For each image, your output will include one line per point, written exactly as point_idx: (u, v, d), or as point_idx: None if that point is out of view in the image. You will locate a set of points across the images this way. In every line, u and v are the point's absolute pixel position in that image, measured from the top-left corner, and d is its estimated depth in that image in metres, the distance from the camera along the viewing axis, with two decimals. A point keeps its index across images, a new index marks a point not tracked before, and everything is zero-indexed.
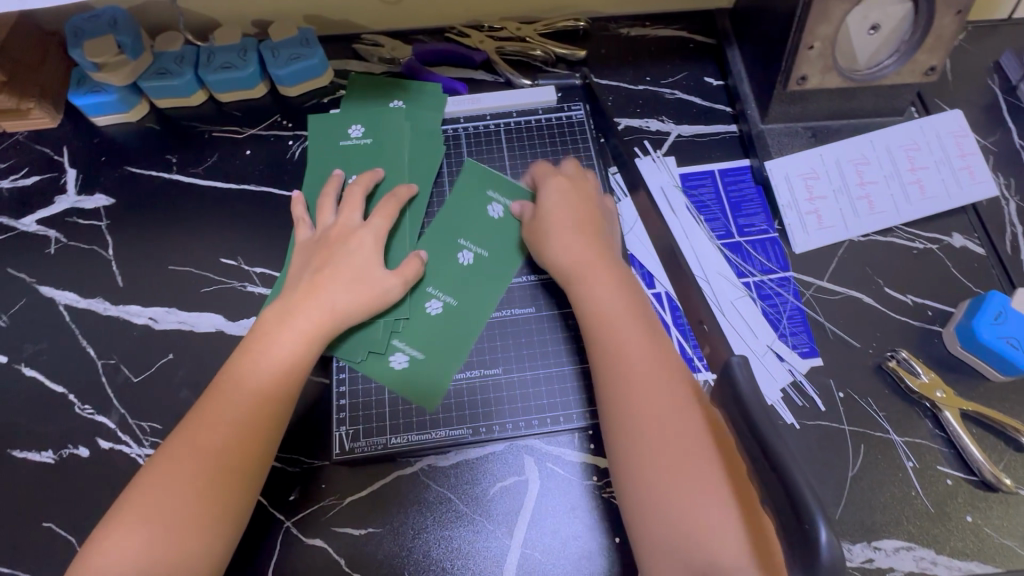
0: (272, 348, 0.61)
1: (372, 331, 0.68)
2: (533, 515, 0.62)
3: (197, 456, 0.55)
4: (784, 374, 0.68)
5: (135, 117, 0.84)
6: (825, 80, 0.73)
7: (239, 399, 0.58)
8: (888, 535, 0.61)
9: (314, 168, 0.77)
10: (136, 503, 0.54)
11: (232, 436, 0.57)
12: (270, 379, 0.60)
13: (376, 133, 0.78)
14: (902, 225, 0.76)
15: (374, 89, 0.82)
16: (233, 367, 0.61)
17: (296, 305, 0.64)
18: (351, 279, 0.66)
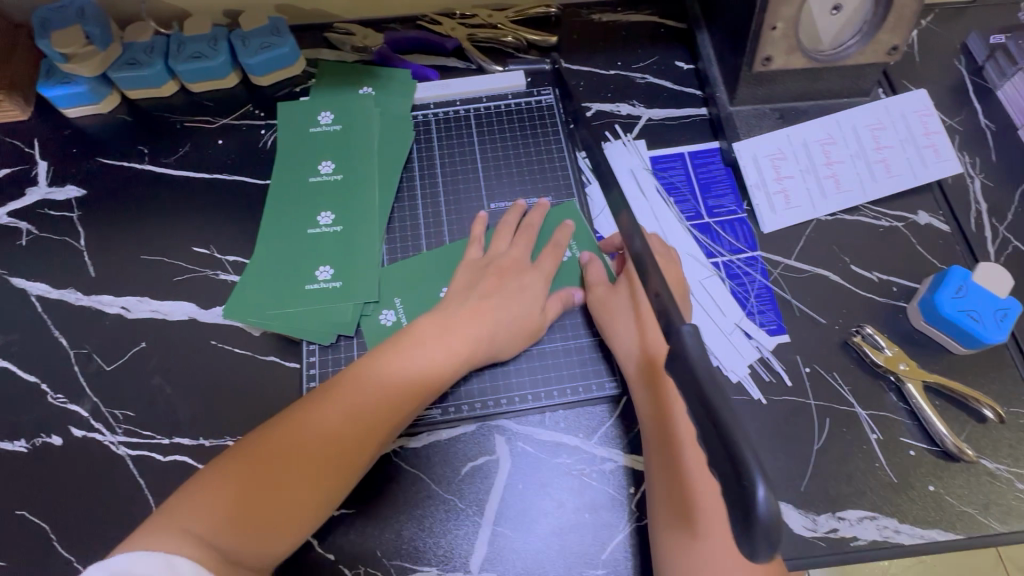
0: (419, 366, 0.61)
1: (337, 312, 0.68)
2: (504, 493, 0.63)
3: (302, 447, 0.55)
4: (751, 351, 0.69)
5: (107, 108, 0.84)
6: (790, 61, 0.74)
7: (374, 406, 0.58)
8: (852, 505, 0.62)
9: (282, 154, 0.77)
10: (233, 472, 0.53)
11: (338, 436, 0.56)
12: (397, 394, 0.59)
13: (344, 120, 0.78)
14: (868, 203, 0.77)
15: (343, 76, 0.82)
16: (391, 372, 0.60)
17: (461, 326, 0.64)
18: (524, 305, 0.66)
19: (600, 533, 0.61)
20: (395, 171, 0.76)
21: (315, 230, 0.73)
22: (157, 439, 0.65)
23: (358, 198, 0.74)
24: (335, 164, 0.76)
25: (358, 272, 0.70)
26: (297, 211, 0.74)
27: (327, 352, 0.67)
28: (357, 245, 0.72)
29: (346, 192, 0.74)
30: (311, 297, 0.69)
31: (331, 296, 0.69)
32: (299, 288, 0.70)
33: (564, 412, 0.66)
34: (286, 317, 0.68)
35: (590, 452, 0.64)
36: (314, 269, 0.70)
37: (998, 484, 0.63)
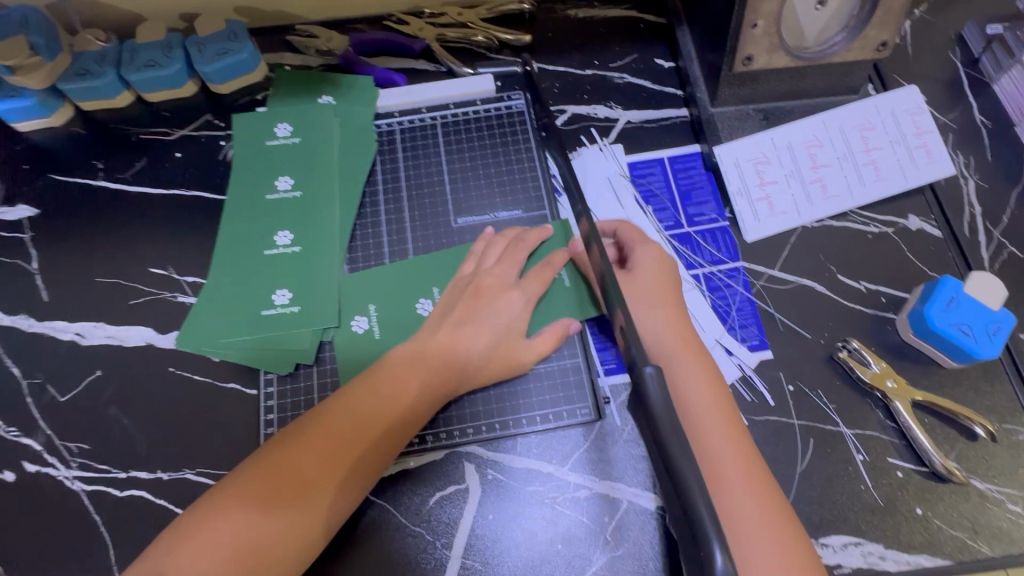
0: (395, 395, 0.57)
1: (293, 339, 0.66)
2: (473, 525, 0.60)
3: (288, 488, 0.51)
4: (732, 368, 0.66)
5: (59, 121, 0.80)
6: (772, 60, 0.70)
7: (353, 443, 0.54)
8: (836, 531, 0.60)
9: (238, 170, 0.74)
10: (219, 524, 0.50)
11: (323, 456, 0.53)
12: (372, 408, 0.56)
13: (302, 130, 0.75)
14: (857, 208, 0.73)
15: (301, 84, 0.79)
16: (358, 405, 0.56)
17: (434, 348, 0.60)
18: (503, 332, 0.62)
19: (573, 564, 0.59)
20: (356, 186, 0.73)
21: (273, 251, 0.70)
22: (113, 473, 0.63)
23: (317, 215, 0.71)
24: (294, 179, 0.73)
25: (318, 295, 0.68)
26: (253, 230, 0.71)
27: (285, 381, 0.65)
28: (316, 267, 0.69)
29: (305, 209, 0.71)
30: (268, 322, 0.67)
31: (288, 321, 0.66)
32: (257, 314, 0.67)
33: (535, 438, 0.63)
34: (242, 344, 0.66)
35: (563, 479, 0.62)
36: (272, 292, 0.68)
37: (988, 506, 0.60)
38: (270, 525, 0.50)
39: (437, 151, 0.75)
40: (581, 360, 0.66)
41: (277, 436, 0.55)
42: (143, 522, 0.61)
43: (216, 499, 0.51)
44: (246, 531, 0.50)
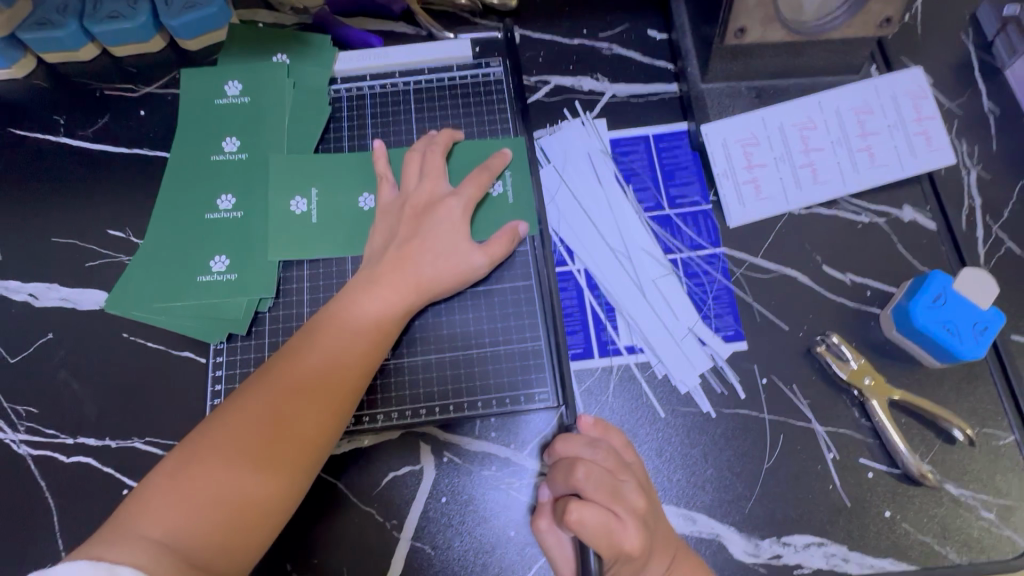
0: (352, 346, 0.55)
1: (232, 307, 0.63)
2: (426, 512, 0.59)
3: (264, 442, 0.49)
4: (703, 359, 0.63)
5: (21, 73, 0.77)
6: (767, 34, 0.65)
7: (328, 387, 0.53)
8: (799, 530, 0.58)
9: (183, 129, 0.70)
10: (194, 477, 0.47)
11: (299, 409, 0.51)
12: (342, 360, 0.54)
13: (251, 89, 0.71)
14: (847, 196, 0.69)
15: (253, 39, 0.74)
16: (323, 347, 0.54)
17: (389, 279, 0.58)
18: (451, 242, 0.60)
19: (525, 552, 0.57)
20: (307, 148, 0.69)
21: (213, 215, 0.66)
22: (62, 438, 0.61)
23: (262, 178, 0.67)
24: (240, 141, 0.69)
25: (256, 264, 0.64)
26: (195, 193, 0.67)
27: (236, 352, 0.63)
28: (257, 233, 0.66)
29: (250, 173, 0.68)
30: (204, 290, 0.64)
31: (226, 289, 0.63)
32: (193, 281, 0.64)
33: (495, 420, 0.61)
34: (178, 312, 0.63)
35: (521, 465, 0.60)
36: (209, 257, 0.65)
37: (961, 512, 0.58)
38: (253, 477, 0.48)
39: (408, 120, 0.71)
40: (543, 344, 0.63)
41: (243, 388, 0.53)
42: (88, 489, 0.60)
43: (197, 442, 0.49)
44: (232, 488, 0.47)
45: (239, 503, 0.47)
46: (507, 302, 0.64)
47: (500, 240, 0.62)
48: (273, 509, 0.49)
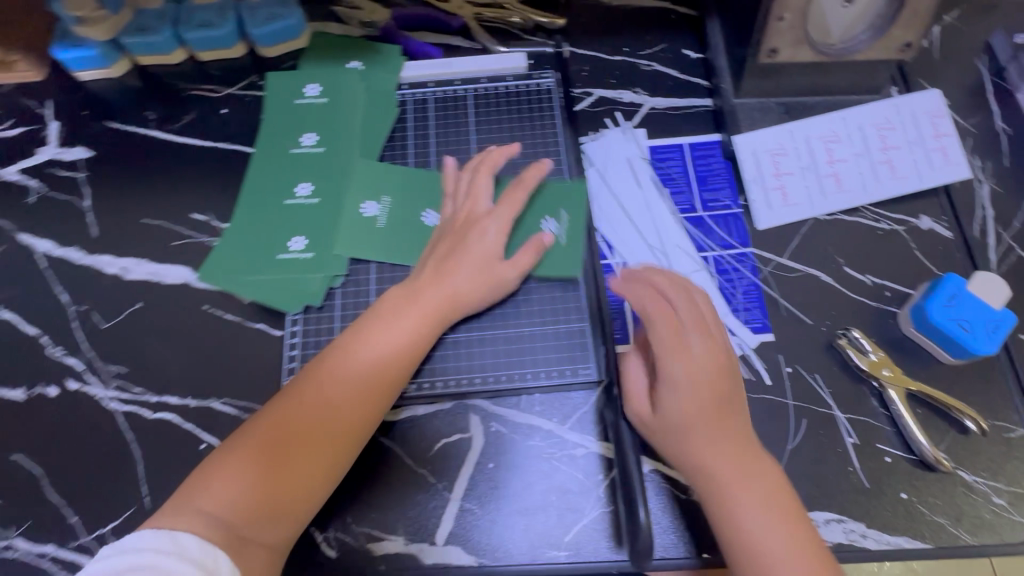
0: (371, 367, 0.60)
1: (307, 284, 0.70)
2: (476, 472, 0.64)
3: (284, 458, 0.55)
4: (732, 347, 0.69)
5: (117, 73, 0.86)
6: (796, 54, 0.72)
7: (363, 389, 0.59)
8: (821, 507, 0.62)
9: (268, 125, 0.79)
10: (220, 483, 0.53)
11: (322, 426, 0.57)
12: (366, 379, 0.59)
13: (329, 91, 0.79)
14: (869, 204, 0.75)
15: (331, 50, 0.83)
16: (358, 349, 0.60)
17: (423, 291, 0.64)
18: (482, 259, 0.66)
19: (565, 516, 0.62)
20: (376, 145, 0.77)
21: (292, 201, 0.74)
22: (148, 396, 0.68)
23: (336, 170, 0.75)
24: (318, 137, 0.77)
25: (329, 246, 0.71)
26: (277, 181, 0.75)
27: (309, 322, 0.69)
28: (331, 218, 0.73)
29: (326, 165, 0.75)
30: (283, 266, 0.71)
31: (303, 267, 0.71)
32: (274, 258, 0.71)
33: (540, 395, 0.67)
34: (260, 286, 0.71)
35: (563, 436, 0.65)
36: (289, 238, 0.72)
37: (973, 496, 0.62)
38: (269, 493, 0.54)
39: (467, 124, 0.78)
40: (587, 327, 0.69)
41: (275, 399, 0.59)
42: (170, 442, 0.66)
43: (230, 449, 0.56)
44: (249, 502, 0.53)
45: (254, 519, 0.53)
46: (554, 287, 0.71)
47: (523, 255, 0.67)
48: (312, 488, 0.56)
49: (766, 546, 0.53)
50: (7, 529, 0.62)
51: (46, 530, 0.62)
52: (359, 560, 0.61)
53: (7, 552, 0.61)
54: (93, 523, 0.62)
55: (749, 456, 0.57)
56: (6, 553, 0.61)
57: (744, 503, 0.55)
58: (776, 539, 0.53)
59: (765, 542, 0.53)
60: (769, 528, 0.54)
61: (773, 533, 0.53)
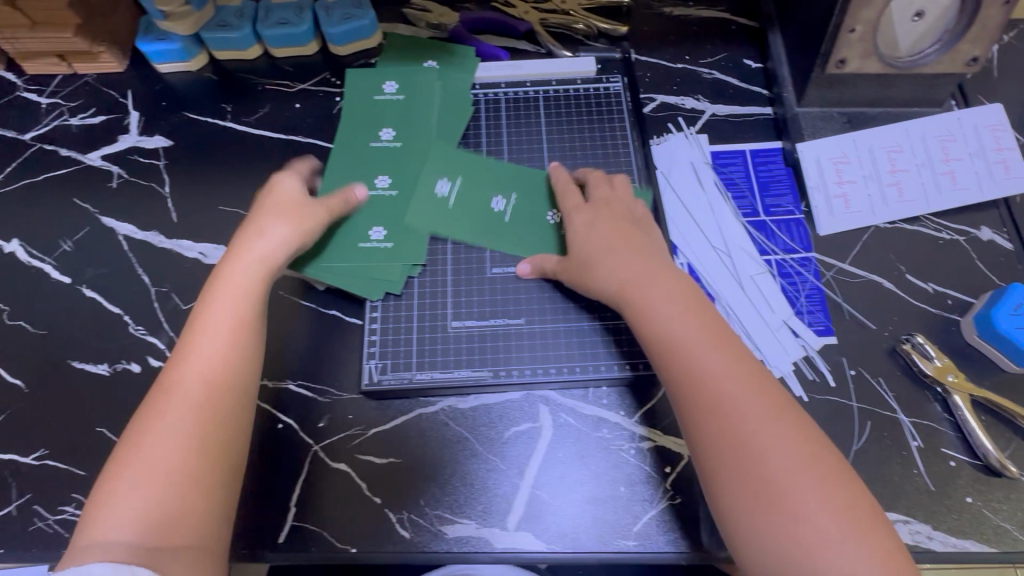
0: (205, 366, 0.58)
1: (386, 273, 0.72)
2: (545, 460, 0.65)
3: (136, 459, 0.54)
4: (796, 349, 0.70)
5: (195, 66, 0.89)
6: (864, 66, 0.74)
7: (171, 390, 0.57)
8: (886, 508, 0.63)
9: (347, 118, 0.81)
10: (125, 500, 0.52)
11: (163, 433, 0.55)
12: (202, 382, 0.58)
13: (406, 88, 0.82)
14: (930, 214, 0.77)
15: (409, 49, 0.86)
16: (186, 369, 0.58)
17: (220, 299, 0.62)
18: (236, 263, 0.64)
19: (632, 507, 0.63)
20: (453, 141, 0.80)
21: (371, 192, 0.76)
22: None
23: (414, 164, 0.77)
24: (395, 132, 0.79)
25: (408, 237, 0.74)
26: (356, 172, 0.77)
27: (389, 308, 0.72)
28: (408, 210, 0.75)
29: (403, 159, 0.78)
30: (362, 256, 0.73)
31: (382, 257, 0.73)
32: (354, 246, 0.73)
33: (608, 389, 0.68)
34: (339, 273, 0.72)
35: (630, 430, 0.67)
36: (369, 228, 0.74)
37: None
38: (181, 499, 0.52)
39: (538, 124, 0.81)
40: None
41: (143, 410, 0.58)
42: None
43: (146, 463, 0.54)
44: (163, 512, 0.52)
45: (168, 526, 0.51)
46: None
47: (581, 216, 0.69)
48: (194, 495, 0.53)
49: (753, 433, 0.53)
50: None
51: None
52: (431, 542, 0.63)
53: None
54: None
55: (730, 347, 0.58)
56: None
57: (733, 394, 0.55)
58: (767, 429, 0.53)
59: (753, 428, 0.53)
60: (756, 417, 0.54)
61: (764, 422, 0.53)
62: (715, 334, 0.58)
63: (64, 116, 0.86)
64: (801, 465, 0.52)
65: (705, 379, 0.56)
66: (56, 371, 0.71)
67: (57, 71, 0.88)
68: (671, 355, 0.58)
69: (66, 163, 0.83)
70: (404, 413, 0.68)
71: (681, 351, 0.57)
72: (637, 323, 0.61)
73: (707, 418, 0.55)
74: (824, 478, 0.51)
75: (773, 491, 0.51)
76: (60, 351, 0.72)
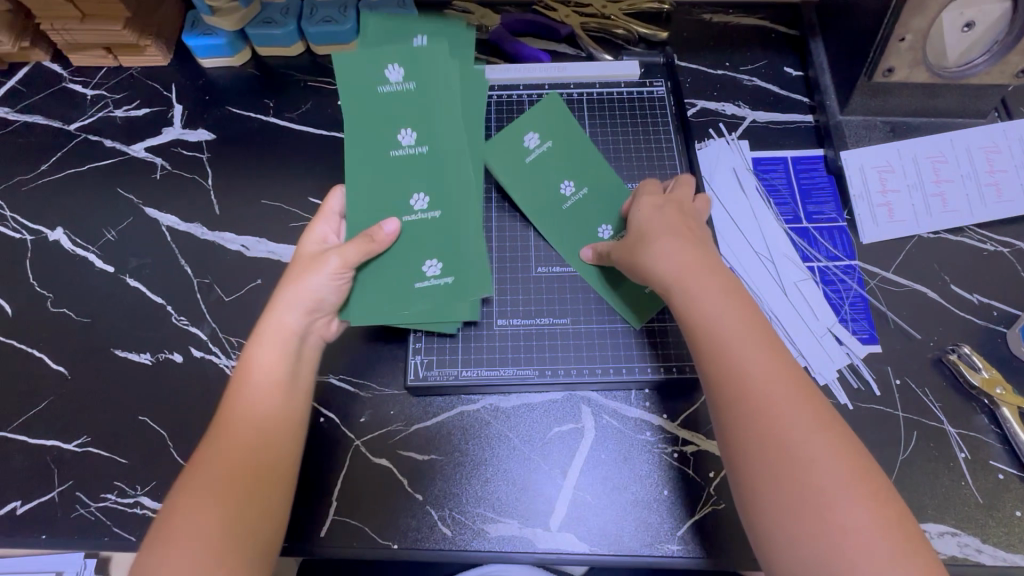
0: (254, 412, 0.57)
1: (444, 304, 0.69)
2: (588, 462, 0.65)
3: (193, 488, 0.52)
4: (841, 356, 0.69)
5: (238, 62, 0.89)
6: (911, 75, 0.74)
7: (227, 430, 0.56)
8: (934, 519, 0.62)
9: (355, 127, 0.72)
10: (174, 528, 0.50)
11: (215, 465, 0.53)
12: (252, 430, 0.56)
13: (415, 75, 0.72)
14: (974, 225, 0.76)
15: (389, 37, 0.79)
16: (239, 400, 0.58)
17: (256, 356, 0.60)
18: (274, 321, 0.61)
19: (676, 511, 0.63)
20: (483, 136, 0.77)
21: (409, 216, 0.71)
22: None
23: (450, 172, 0.72)
24: (416, 133, 0.72)
25: (464, 265, 0.70)
26: (393, 195, 0.71)
27: None
28: (457, 231, 0.71)
29: (438, 170, 0.72)
30: (424, 295, 0.69)
31: (443, 293, 0.69)
32: (408, 286, 0.69)
33: (651, 391, 0.68)
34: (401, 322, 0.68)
35: (674, 433, 0.66)
36: (421, 262, 0.69)
37: None
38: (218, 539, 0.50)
39: (582, 126, 0.81)
40: None
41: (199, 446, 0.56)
42: None
43: (191, 496, 0.52)
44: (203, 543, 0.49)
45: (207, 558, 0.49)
46: None
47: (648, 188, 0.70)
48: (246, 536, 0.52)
49: (800, 442, 0.49)
50: (135, 487, 0.65)
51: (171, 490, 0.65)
52: (472, 540, 0.62)
53: (133, 509, 0.64)
54: None
55: (776, 350, 0.54)
56: (133, 509, 0.64)
57: (779, 399, 0.51)
58: (814, 440, 0.49)
59: (799, 437, 0.49)
60: (802, 425, 0.49)
61: (809, 432, 0.49)
62: (761, 334, 0.55)
63: (108, 107, 0.87)
64: (849, 484, 0.47)
65: (748, 378, 0.52)
66: (100, 359, 0.71)
67: (102, 63, 0.89)
68: (716, 351, 0.54)
69: (110, 155, 0.84)
70: (447, 410, 0.68)
71: (725, 348, 0.54)
72: (680, 314, 0.58)
73: (749, 422, 0.51)
74: (873, 496, 0.47)
75: (817, 503, 0.46)
76: (103, 340, 0.72)
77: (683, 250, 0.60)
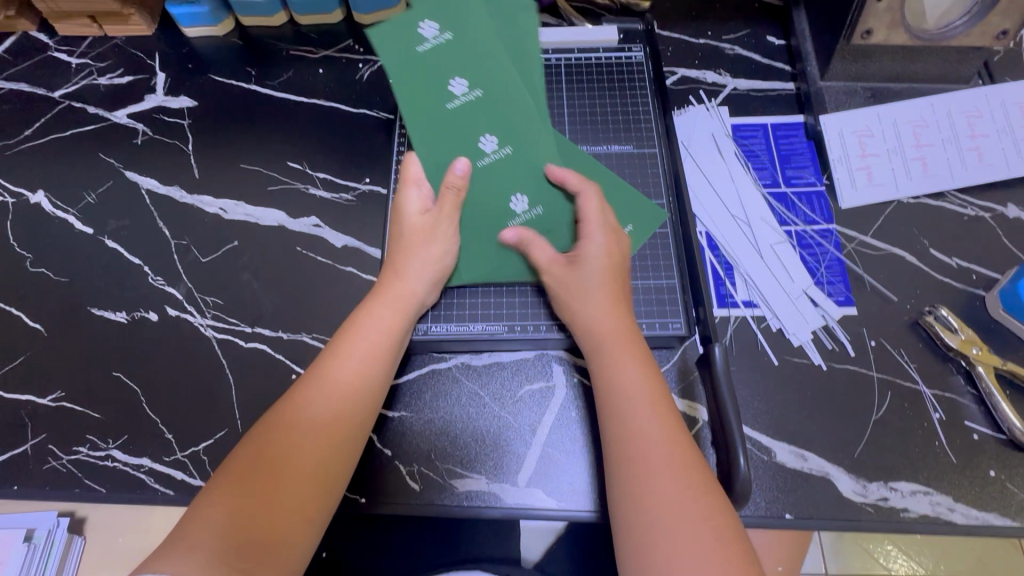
0: (339, 381, 0.58)
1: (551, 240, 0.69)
2: (557, 419, 0.65)
3: (261, 469, 0.53)
4: (816, 318, 0.69)
5: (222, 31, 0.89)
6: (889, 37, 0.74)
7: (312, 404, 0.56)
8: (906, 478, 0.62)
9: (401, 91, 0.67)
10: (207, 513, 0.51)
11: (283, 441, 0.54)
12: (333, 406, 0.56)
13: (450, 24, 0.66)
14: (954, 190, 0.75)
15: None
16: (340, 367, 0.58)
17: (373, 319, 0.61)
18: (397, 283, 0.63)
19: None
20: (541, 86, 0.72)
21: (483, 160, 0.68)
22: (241, 326, 0.71)
23: (511, 108, 0.68)
24: (469, 79, 0.67)
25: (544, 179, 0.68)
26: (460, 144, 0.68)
27: None
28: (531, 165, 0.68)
29: (498, 109, 0.68)
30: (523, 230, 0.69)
31: (538, 222, 0.69)
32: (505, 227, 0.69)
33: None
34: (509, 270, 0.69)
35: None
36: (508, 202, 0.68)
37: None
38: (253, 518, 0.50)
39: (560, 90, 0.81)
40: (677, 282, 0.70)
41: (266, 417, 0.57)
42: (262, 370, 0.68)
43: (239, 468, 0.53)
44: (231, 520, 0.50)
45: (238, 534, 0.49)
46: (648, 255, 0.71)
47: (563, 175, 0.67)
48: (295, 517, 0.52)
49: (659, 480, 0.51)
50: (106, 440, 0.65)
51: (142, 444, 0.65)
52: (440, 495, 0.62)
53: (105, 461, 0.65)
54: (186, 441, 0.65)
55: (669, 416, 0.55)
56: (104, 462, 0.65)
57: (666, 467, 0.51)
58: (682, 507, 0.49)
59: (668, 502, 0.49)
60: (679, 492, 0.50)
61: (680, 498, 0.50)
62: (654, 399, 0.55)
63: (92, 75, 0.88)
64: (718, 544, 0.47)
65: (633, 428, 0.53)
66: (76, 317, 0.72)
67: (87, 32, 0.90)
68: (624, 420, 0.54)
69: (93, 121, 0.85)
70: (418, 368, 0.68)
71: (633, 414, 0.54)
72: (597, 373, 0.58)
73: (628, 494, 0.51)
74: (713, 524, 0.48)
75: (659, 532, 0.48)
76: (80, 299, 0.73)
77: (601, 306, 0.60)
